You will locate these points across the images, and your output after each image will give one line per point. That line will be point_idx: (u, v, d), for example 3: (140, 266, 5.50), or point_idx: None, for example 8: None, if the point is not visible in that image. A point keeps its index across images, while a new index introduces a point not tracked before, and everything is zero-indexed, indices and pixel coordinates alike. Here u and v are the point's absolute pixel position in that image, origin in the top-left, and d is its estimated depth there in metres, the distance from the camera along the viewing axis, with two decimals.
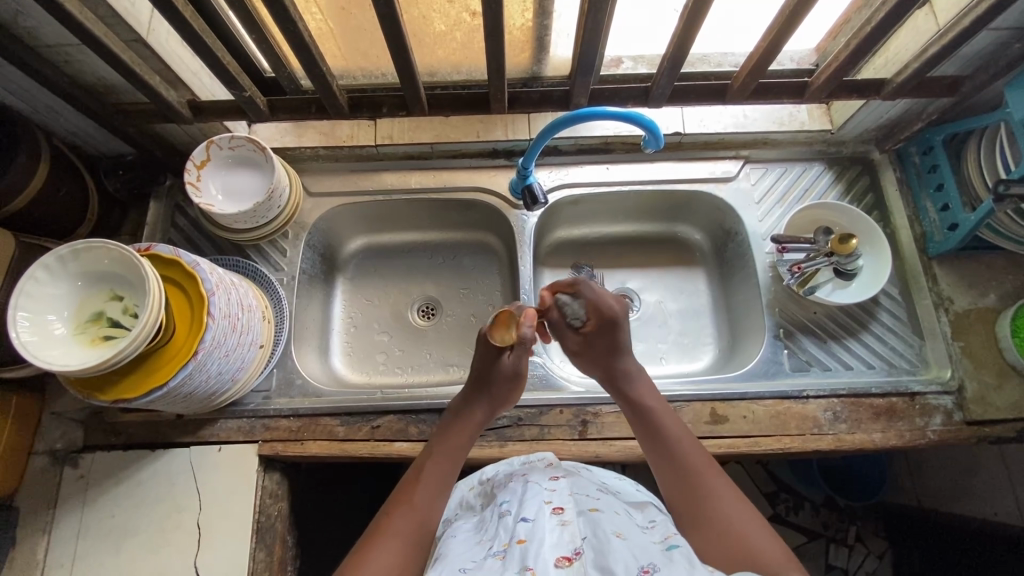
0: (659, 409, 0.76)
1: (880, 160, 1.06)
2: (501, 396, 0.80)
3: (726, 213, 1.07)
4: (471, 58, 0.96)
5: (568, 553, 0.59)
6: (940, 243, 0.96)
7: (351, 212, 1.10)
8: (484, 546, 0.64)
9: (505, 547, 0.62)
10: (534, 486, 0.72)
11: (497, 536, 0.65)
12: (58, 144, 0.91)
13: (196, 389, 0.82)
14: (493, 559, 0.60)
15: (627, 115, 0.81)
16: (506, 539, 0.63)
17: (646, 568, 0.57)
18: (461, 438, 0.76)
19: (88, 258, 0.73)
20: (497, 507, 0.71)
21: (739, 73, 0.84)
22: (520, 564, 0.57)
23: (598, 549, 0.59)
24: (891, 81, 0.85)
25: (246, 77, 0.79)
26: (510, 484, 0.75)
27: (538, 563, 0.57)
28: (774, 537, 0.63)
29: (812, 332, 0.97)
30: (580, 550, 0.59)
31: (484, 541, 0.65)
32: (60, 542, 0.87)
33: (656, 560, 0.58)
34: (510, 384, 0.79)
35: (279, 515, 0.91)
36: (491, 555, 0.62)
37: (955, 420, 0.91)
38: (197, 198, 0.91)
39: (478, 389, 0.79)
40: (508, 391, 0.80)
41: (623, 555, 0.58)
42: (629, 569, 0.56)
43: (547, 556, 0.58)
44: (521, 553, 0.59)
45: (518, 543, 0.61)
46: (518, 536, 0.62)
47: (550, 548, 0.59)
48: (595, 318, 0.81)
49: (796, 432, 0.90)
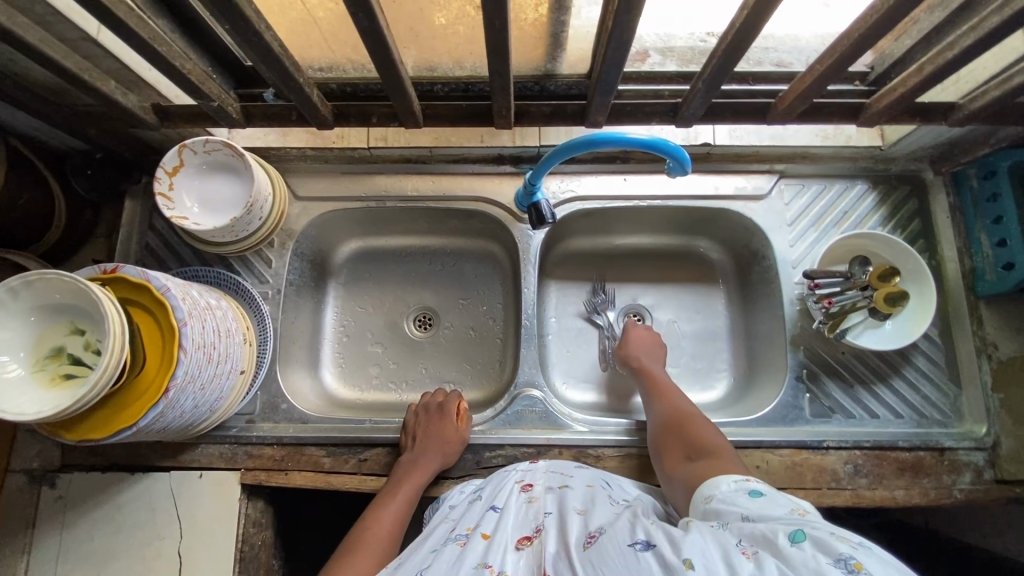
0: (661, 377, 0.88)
1: (933, 182, 0.95)
2: (430, 442, 0.82)
3: (753, 234, 0.97)
4: (475, 54, 0.83)
5: (528, 533, 0.63)
6: (992, 284, 0.87)
7: (342, 217, 1.01)
8: (450, 531, 0.69)
9: (468, 534, 0.65)
10: (509, 471, 0.78)
11: (463, 522, 0.69)
12: (16, 143, 0.82)
13: (170, 424, 0.77)
14: (454, 545, 0.64)
15: (650, 141, 0.70)
16: (472, 526, 0.67)
17: (594, 533, 0.58)
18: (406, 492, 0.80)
19: (40, 289, 0.66)
20: (471, 495, 0.77)
21: (785, 94, 0.73)
22: (479, 560, 0.59)
23: (557, 525, 0.62)
24: (963, 106, 0.73)
25: (214, 84, 0.69)
26: (491, 477, 0.79)
27: (497, 558, 0.59)
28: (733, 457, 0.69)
29: (838, 375, 0.89)
30: (539, 529, 0.63)
31: (453, 526, 0.70)
32: (40, 564, 0.85)
33: (605, 525, 0.59)
34: (450, 446, 0.84)
35: (263, 543, 0.88)
36: (454, 539, 0.65)
37: (986, 479, 0.84)
38: (168, 210, 0.82)
39: (418, 446, 0.82)
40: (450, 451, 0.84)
41: (578, 529, 0.60)
42: (578, 541, 0.57)
43: (509, 541, 0.62)
44: (483, 548, 0.61)
45: (481, 536, 0.63)
46: (483, 529, 0.65)
47: (512, 531, 0.64)
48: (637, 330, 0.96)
49: (812, 486, 0.83)
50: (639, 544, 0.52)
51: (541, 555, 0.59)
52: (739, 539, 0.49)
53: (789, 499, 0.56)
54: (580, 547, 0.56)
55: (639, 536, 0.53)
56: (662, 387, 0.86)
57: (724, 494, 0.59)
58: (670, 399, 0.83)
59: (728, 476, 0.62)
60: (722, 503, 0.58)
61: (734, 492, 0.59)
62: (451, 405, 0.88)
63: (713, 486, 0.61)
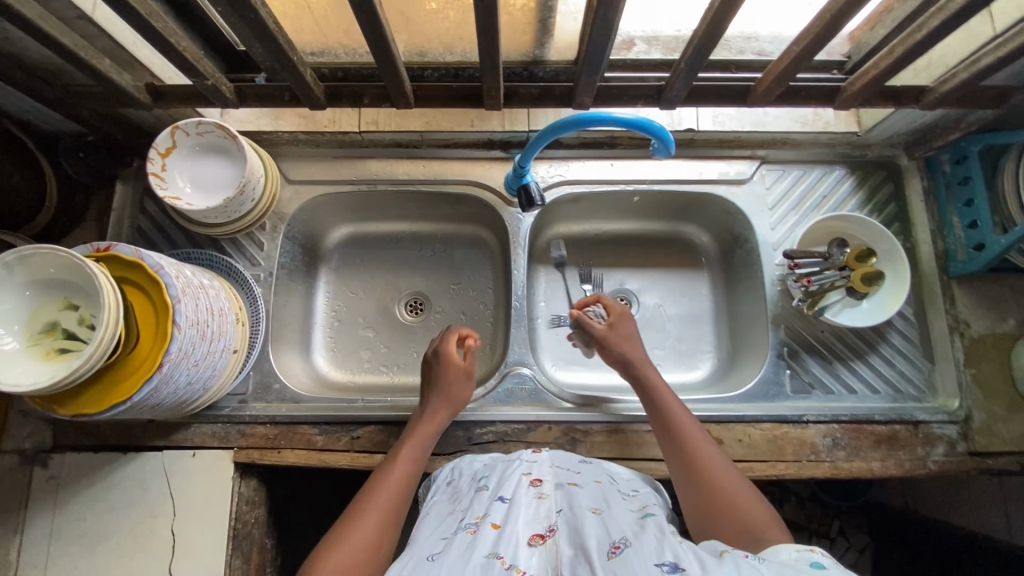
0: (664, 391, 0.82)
1: (908, 167, 0.98)
2: (451, 393, 0.83)
3: (735, 218, 1.00)
4: (465, 39, 0.85)
5: (541, 530, 0.62)
6: (964, 264, 0.90)
7: (334, 202, 1.02)
8: (457, 520, 0.68)
9: (479, 523, 0.65)
10: (516, 461, 0.77)
11: (469, 511, 0.69)
12: (8, 125, 0.83)
13: (163, 400, 0.77)
14: (464, 533, 0.63)
15: (635, 121, 0.72)
16: (480, 515, 0.66)
17: (617, 544, 0.59)
18: (427, 430, 0.80)
19: (35, 264, 0.67)
20: (475, 482, 0.75)
21: (763, 77, 0.76)
22: (490, 549, 0.59)
23: (572, 526, 0.62)
24: (933, 90, 0.76)
25: (208, 62, 0.70)
26: (491, 463, 0.79)
27: (509, 549, 0.59)
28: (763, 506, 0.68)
29: (817, 352, 0.92)
30: (553, 528, 0.63)
31: (457, 514, 0.69)
32: (33, 543, 0.86)
33: (628, 535, 0.60)
34: (463, 382, 0.85)
35: (256, 521, 0.89)
36: (463, 528, 0.65)
37: (958, 450, 0.87)
38: (161, 190, 0.83)
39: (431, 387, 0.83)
40: (465, 388, 0.85)
41: (595, 533, 0.60)
42: (599, 547, 0.58)
43: (521, 535, 0.61)
44: (494, 537, 0.61)
45: (491, 526, 0.63)
46: (493, 518, 0.64)
47: (524, 525, 0.63)
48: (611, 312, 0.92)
49: (792, 459, 0.86)
50: (666, 566, 0.53)
51: (557, 555, 0.59)
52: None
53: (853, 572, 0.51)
54: (602, 556, 0.57)
55: (666, 557, 0.55)
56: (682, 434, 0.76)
57: (782, 559, 0.55)
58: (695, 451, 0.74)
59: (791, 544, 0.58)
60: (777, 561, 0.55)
61: (794, 561, 0.54)
62: (450, 338, 0.89)
63: (775, 553, 0.56)
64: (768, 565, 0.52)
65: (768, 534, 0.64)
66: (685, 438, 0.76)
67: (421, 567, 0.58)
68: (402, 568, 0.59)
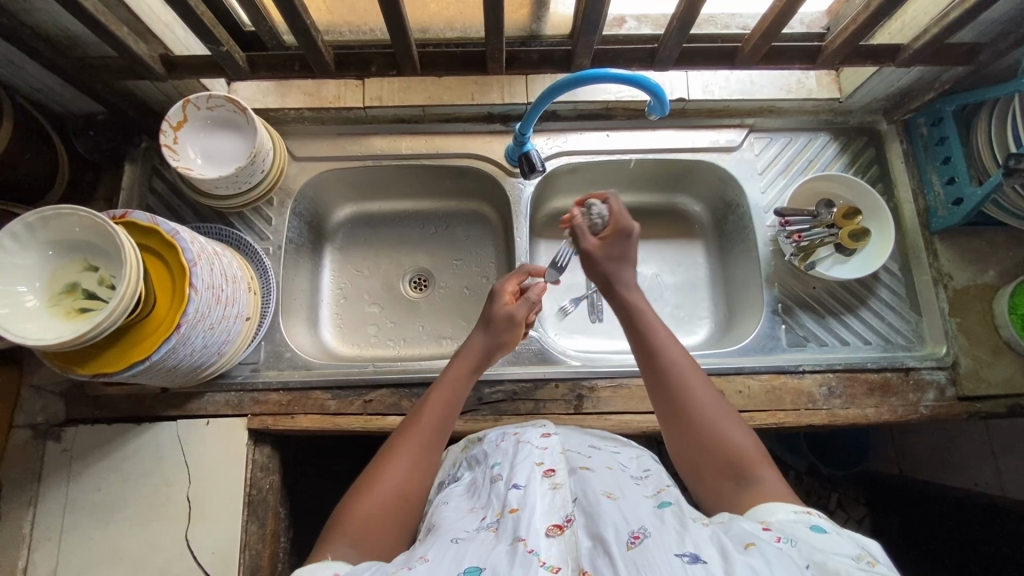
0: (643, 310, 0.76)
1: (888, 131, 1.03)
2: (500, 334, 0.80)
3: (727, 184, 1.04)
4: (465, 13, 0.89)
5: (559, 520, 0.57)
6: (944, 218, 0.95)
7: (339, 178, 1.05)
8: (477, 517, 0.63)
9: (498, 517, 0.60)
10: (526, 447, 0.71)
11: (490, 506, 0.63)
12: (22, 102, 0.86)
13: (180, 362, 0.79)
14: (486, 532, 0.58)
15: (631, 77, 0.76)
16: (500, 510, 0.61)
17: (637, 533, 0.54)
18: (463, 370, 0.77)
19: (59, 225, 0.69)
20: (489, 471, 0.70)
21: (750, 37, 0.82)
22: (512, 536, 0.55)
23: (588, 514, 0.58)
24: (907, 48, 0.82)
25: (223, 31, 0.76)
26: (502, 446, 0.74)
27: (530, 533, 0.55)
28: (749, 435, 0.67)
29: (810, 307, 0.96)
30: (571, 518, 0.58)
31: (476, 510, 0.64)
32: (47, 515, 0.86)
33: (647, 525, 0.54)
34: (510, 325, 0.80)
35: (270, 488, 0.90)
36: (484, 526, 0.60)
37: (948, 395, 0.91)
38: (174, 160, 0.86)
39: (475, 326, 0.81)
40: (509, 331, 0.80)
41: (613, 519, 0.56)
42: (617, 537, 0.53)
43: (539, 525, 0.56)
44: (513, 524, 0.56)
45: (510, 512, 0.58)
46: (511, 505, 0.60)
47: (542, 516, 0.58)
48: (612, 227, 0.80)
49: (791, 407, 0.90)
50: (688, 556, 0.49)
51: (576, 545, 0.54)
52: (810, 568, 0.47)
53: (851, 537, 0.53)
54: (621, 545, 0.52)
55: (687, 546, 0.50)
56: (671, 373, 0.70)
57: (780, 524, 0.55)
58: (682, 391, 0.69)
59: (786, 504, 0.58)
60: (781, 530, 0.54)
61: (791, 523, 0.55)
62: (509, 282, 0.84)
63: (770, 515, 0.56)
64: (793, 553, 0.49)
65: (761, 474, 0.62)
66: (673, 372, 0.70)
67: (446, 552, 0.54)
68: (425, 552, 0.55)
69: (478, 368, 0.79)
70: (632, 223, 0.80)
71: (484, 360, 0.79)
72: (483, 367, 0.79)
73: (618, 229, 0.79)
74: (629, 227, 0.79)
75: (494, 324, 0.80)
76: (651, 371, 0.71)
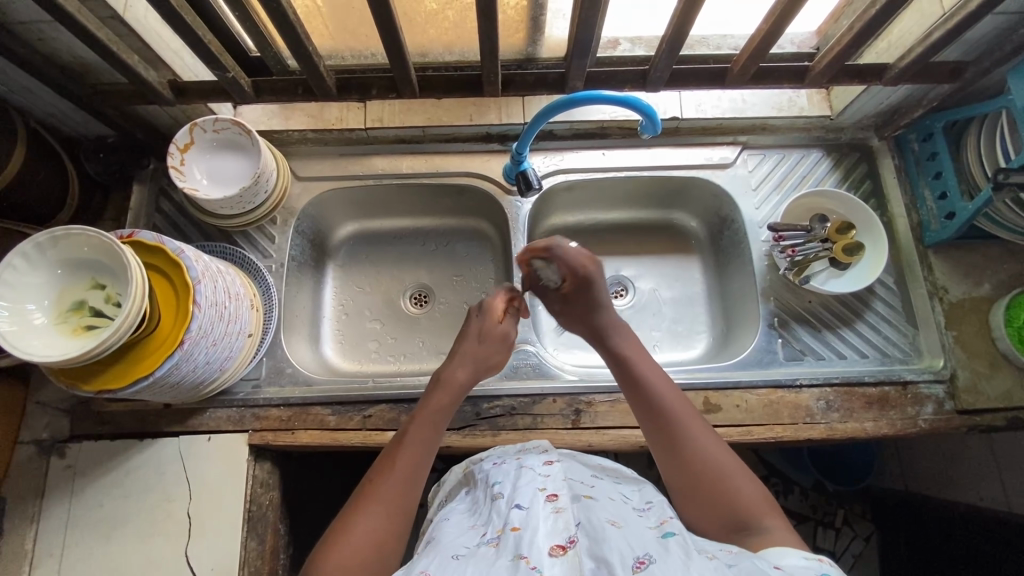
0: (631, 350, 0.79)
1: (879, 147, 1.05)
2: (482, 356, 0.82)
3: (722, 200, 1.06)
4: (463, 38, 0.92)
5: (562, 541, 0.58)
6: (937, 232, 0.96)
7: (341, 197, 1.07)
8: (478, 534, 0.64)
9: (500, 534, 0.61)
10: (529, 471, 0.71)
11: (491, 522, 0.64)
12: (34, 127, 0.89)
13: (183, 379, 0.80)
14: (487, 548, 0.60)
15: (624, 99, 0.79)
16: (501, 527, 0.62)
17: (643, 558, 0.54)
18: (445, 398, 0.77)
19: (67, 245, 0.71)
20: (491, 490, 0.71)
21: (739, 57, 0.84)
22: (514, 552, 0.56)
23: (592, 538, 0.58)
24: (892, 67, 0.85)
25: (230, 58, 0.79)
26: (503, 467, 0.74)
27: (533, 551, 0.56)
28: (755, 483, 0.67)
29: (807, 321, 0.97)
30: (574, 539, 0.58)
31: (478, 528, 0.65)
32: (49, 532, 0.87)
33: (652, 551, 0.55)
34: (490, 342, 0.83)
35: (270, 504, 0.90)
36: (485, 542, 0.61)
37: (946, 409, 0.91)
38: (180, 181, 0.89)
39: (454, 352, 0.83)
40: (497, 352, 0.84)
41: (618, 545, 0.56)
42: (623, 562, 0.53)
43: (542, 544, 0.57)
44: (516, 542, 0.58)
45: (512, 531, 0.59)
46: (512, 523, 0.61)
47: (545, 536, 0.59)
48: (571, 279, 0.86)
49: (789, 421, 0.90)
50: None
51: (578, 566, 0.55)
52: None
53: None
54: (627, 569, 0.52)
55: None
56: (668, 418, 0.71)
57: (792, 567, 0.55)
58: (679, 432, 0.70)
59: (797, 550, 0.58)
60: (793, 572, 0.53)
61: (804, 568, 0.54)
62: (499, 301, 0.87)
63: (784, 559, 0.56)
64: None
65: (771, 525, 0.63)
66: (668, 413, 0.72)
67: (447, 566, 0.57)
68: (427, 565, 0.58)
69: (458, 396, 0.79)
70: (588, 268, 0.85)
71: (467, 385, 0.80)
72: (466, 392, 0.80)
73: (574, 280, 0.85)
74: (585, 272, 0.84)
75: (487, 343, 0.83)
76: (643, 417, 0.73)
